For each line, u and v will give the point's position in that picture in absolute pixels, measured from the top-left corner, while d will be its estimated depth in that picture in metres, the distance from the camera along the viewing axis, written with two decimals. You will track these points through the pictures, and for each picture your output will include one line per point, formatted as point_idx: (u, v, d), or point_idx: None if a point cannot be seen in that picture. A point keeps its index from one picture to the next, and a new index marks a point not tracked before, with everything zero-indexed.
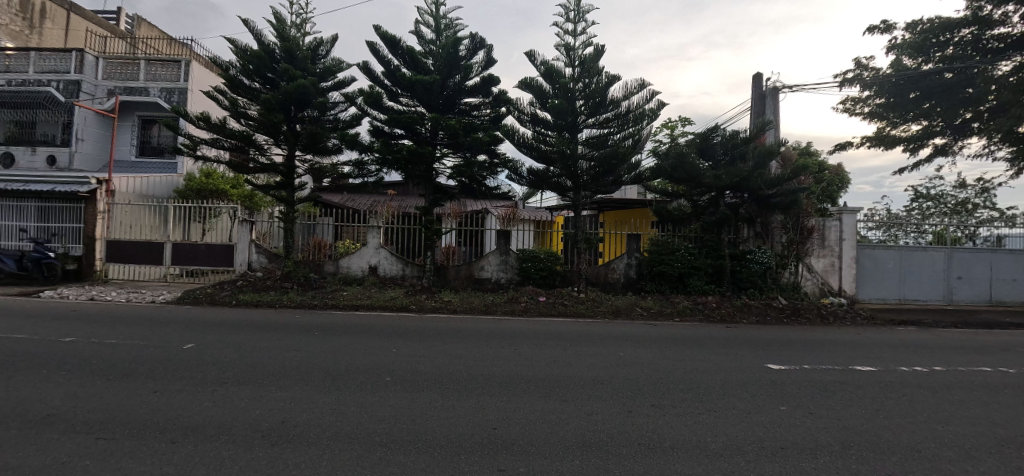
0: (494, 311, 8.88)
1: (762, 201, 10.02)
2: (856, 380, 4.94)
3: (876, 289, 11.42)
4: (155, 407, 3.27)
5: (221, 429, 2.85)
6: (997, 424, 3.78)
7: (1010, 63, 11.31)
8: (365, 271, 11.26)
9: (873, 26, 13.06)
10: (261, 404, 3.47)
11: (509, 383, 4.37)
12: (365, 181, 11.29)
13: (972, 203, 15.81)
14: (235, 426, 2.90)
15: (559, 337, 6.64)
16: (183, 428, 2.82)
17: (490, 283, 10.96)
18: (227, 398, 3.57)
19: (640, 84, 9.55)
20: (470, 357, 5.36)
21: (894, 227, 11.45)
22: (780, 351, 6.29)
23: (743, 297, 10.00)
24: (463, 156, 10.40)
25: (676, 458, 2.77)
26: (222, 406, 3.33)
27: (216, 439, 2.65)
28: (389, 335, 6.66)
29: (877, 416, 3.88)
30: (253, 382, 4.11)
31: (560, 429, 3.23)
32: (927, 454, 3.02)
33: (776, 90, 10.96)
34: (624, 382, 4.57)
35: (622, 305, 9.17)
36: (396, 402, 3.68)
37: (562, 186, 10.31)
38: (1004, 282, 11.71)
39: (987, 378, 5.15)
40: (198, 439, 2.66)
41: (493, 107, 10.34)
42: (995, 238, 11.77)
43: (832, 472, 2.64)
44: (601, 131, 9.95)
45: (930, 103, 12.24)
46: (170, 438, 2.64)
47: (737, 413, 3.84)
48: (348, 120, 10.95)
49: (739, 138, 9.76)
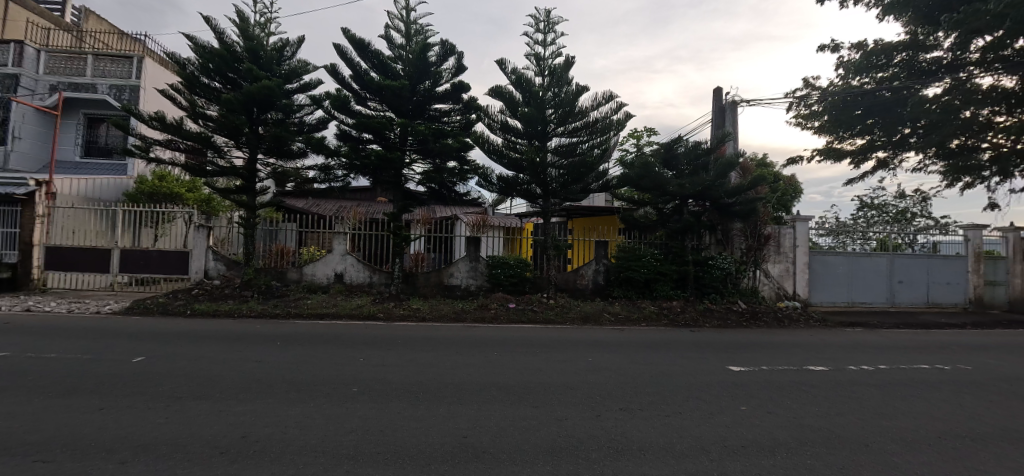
0: (464, 318, 8.79)
1: (722, 209, 10.40)
2: (811, 380, 5.19)
3: (827, 293, 12.08)
4: (103, 425, 3.04)
5: (176, 446, 2.68)
6: (934, 417, 4.08)
7: (941, 85, 12.24)
8: (330, 278, 10.93)
9: (823, 45, 13.96)
10: (221, 419, 3.29)
11: (480, 391, 4.34)
12: (331, 186, 10.93)
13: (911, 212, 17.13)
14: (192, 443, 2.74)
15: (530, 344, 6.66)
16: (133, 448, 2.63)
17: (460, 290, 10.84)
18: (182, 414, 3.37)
19: (607, 94, 9.71)
20: (442, 366, 5.28)
21: (842, 234, 12.27)
22: (743, 353, 6.56)
23: (706, 302, 10.39)
24: (433, 163, 10.29)
25: (645, 461, 2.84)
26: (176, 423, 3.13)
27: (171, 458, 2.50)
28: (357, 344, 6.47)
29: (831, 413, 4.11)
30: (211, 396, 3.89)
31: (531, 435, 3.23)
32: (875, 451, 3.23)
33: (736, 104, 11.48)
34: (595, 387, 4.61)
35: (591, 312, 9.28)
36: (365, 413, 3.58)
37: (531, 194, 10.38)
38: (940, 286, 12.66)
39: (925, 375, 5.57)
40: (150, 458, 2.48)
41: (463, 114, 10.29)
42: (932, 244, 12.79)
43: (789, 470, 2.83)
44: (570, 140, 10.11)
45: (871, 120, 13.23)
46: (120, 459, 2.45)
47: (702, 414, 3.95)
48: (314, 123, 10.67)
49: (700, 149, 10.08)
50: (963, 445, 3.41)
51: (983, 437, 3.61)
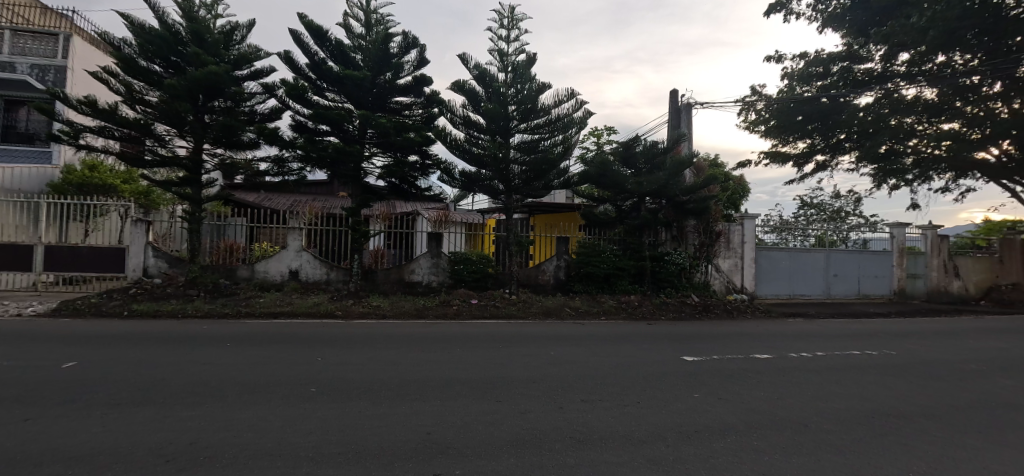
0: (426, 315, 8.68)
1: (678, 207, 10.82)
2: (758, 367, 5.53)
3: (772, 286, 12.88)
4: (29, 438, 2.77)
5: (116, 456, 2.49)
6: (864, 398, 4.47)
7: (872, 95, 13.32)
8: (284, 275, 10.47)
9: (769, 56, 14.85)
10: (167, 425, 3.08)
11: (443, 387, 4.32)
12: (285, 179, 10.45)
13: (845, 211, 18.59)
14: (134, 452, 2.56)
15: (493, 339, 6.70)
16: (66, 459, 2.42)
17: (422, 286, 10.69)
18: (121, 421, 3.13)
19: (568, 92, 9.84)
20: (404, 363, 5.21)
21: (785, 232, 13.11)
22: (696, 343, 6.89)
23: (662, 296, 10.81)
24: (393, 156, 10.05)
25: (606, 449, 2.94)
26: (115, 431, 2.91)
27: (110, 468, 2.32)
28: (313, 343, 6.26)
29: (776, 397, 4.40)
30: (155, 402, 3.64)
31: (495, 429, 3.26)
32: (813, 432, 3.50)
33: (690, 107, 11.98)
34: (557, 380, 4.70)
35: (552, 306, 9.43)
36: (324, 413, 3.47)
37: (494, 190, 10.39)
38: (869, 279, 13.81)
39: (856, 360, 6.09)
40: (86, 470, 2.29)
41: (425, 107, 10.12)
42: (862, 241, 13.95)
43: (739, 452, 3.02)
44: (532, 137, 10.15)
45: (813, 125, 14.19)
46: (50, 473, 2.24)
47: (659, 403, 4.12)
48: (267, 113, 10.16)
49: (657, 149, 10.43)
50: (889, 424, 3.75)
51: (904, 415, 4.00)
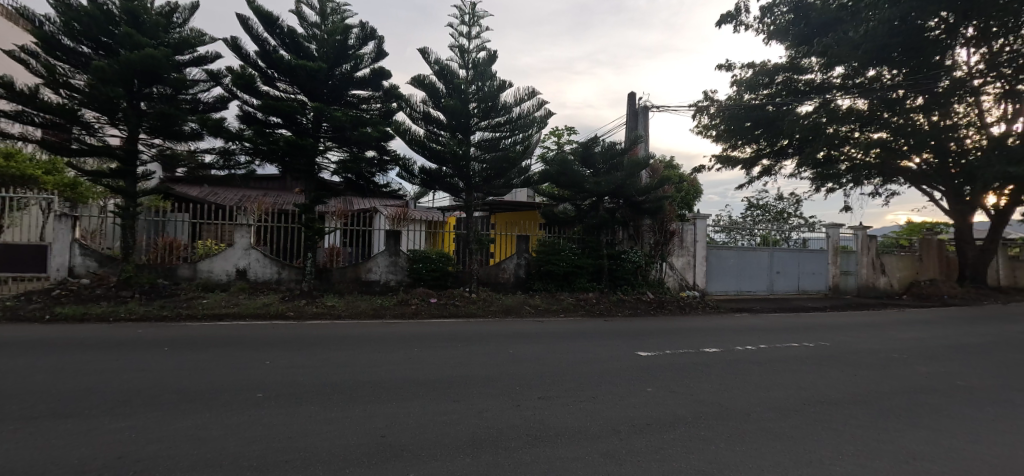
0: (383, 315, 8.48)
1: (635, 206, 11.15)
2: (706, 361, 5.80)
3: (721, 283, 13.56)
4: None
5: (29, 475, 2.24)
6: (801, 387, 4.78)
7: (812, 104, 14.37)
8: (231, 275, 9.89)
9: (720, 64, 15.60)
10: (92, 438, 2.83)
11: (399, 388, 4.22)
12: (232, 173, 9.92)
13: (787, 212, 19.87)
14: (51, 469, 2.32)
15: (452, 338, 6.63)
16: None
17: (379, 285, 10.42)
18: (37, 437, 2.83)
19: (529, 92, 9.89)
20: (358, 364, 5.05)
21: (733, 231, 13.82)
22: (650, 339, 7.13)
23: (619, 293, 11.12)
24: (350, 151, 9.73)
25: (561, 445, 2.98)
26: (29, 448, 2.62)
27: None
28: (260, 346, 5.93)
29: (723, 389, 4.62)
30: (78, 414, 3.32)
31: (452, 429, 3.22)
32: (756, 420, 3.70)
33: (647, 110, 12.39)
34: (515, 378, 4.72)
35: (512, 304, 9.47)
36: (271, 419, 3.30)
37: (454, 187, 10.31)
38: (807, 275, 14.82)
39: (794, 352, 6.51)
40: None
41: (384, 102, 9.86)
42: (802, 241, 14.95)
43: (687, 442, 3.15)
44: (493, 135, 10.13)
45: (759, 131, 15.09)
46: None
47: (614, 397, 4.22)
48: (212, 102, 9.56)
49: (616, 150, 10.69)
50: (823, 410, 4.04)
51: (835, 402, 4.32)
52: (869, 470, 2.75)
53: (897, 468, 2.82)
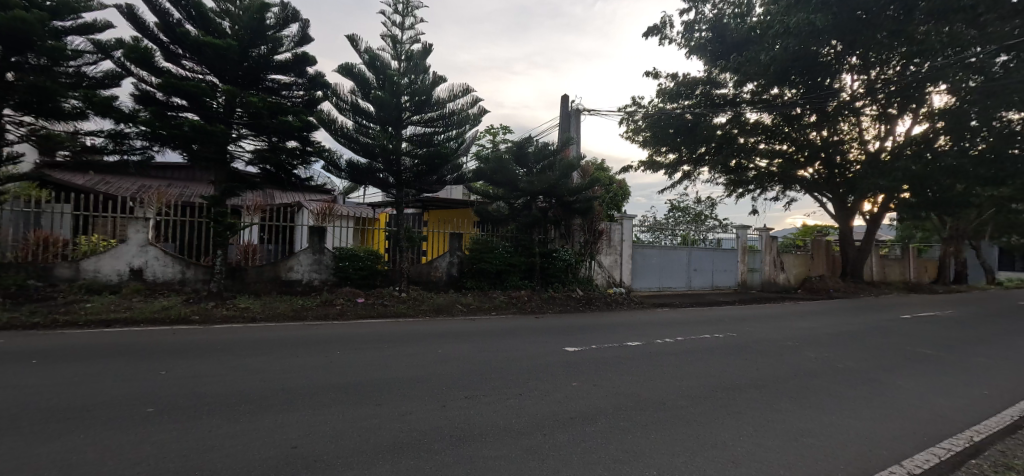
0: (304, 316, 7.97)
1: (565, 206, 11.49)
2: (627, 354, 6.13)
3: (645, 279, 14.44)
4: None
5: None
6: (710, 375, 5.21)
7: (725, 115, 15.97)
8: (123, 275, 8.75)
9: (647, 73, 16.59)
10: None
11: (315, 394, 3.97)
12: (125, 159, 8.84)
13: (703, 214, 21.75)
14: None
15: (379, 339, 6.39)
16: None
17: (301, 285, 9.78)
18: None
19: (464, 88, 9.80)
20: (272, 371, 4.67)
21: (656, 231, 14.76)
22: (577, 334, 7.38)
23: (550, 290, 11.43)
24: (268, 140, 9.03)
25: (486, 444, 2.98)
26: None
27: None
28: (154, 354, 5.28)
29: (642, 380, 4.90)
30: None
31: (373, 434, 3.09)
32: (669, 409, 3.96)
33: (579, 112, 12.80)
34: (442, 378, 4.66)
35: (444, 303, 9.36)
36: (163, 437, 2.94)
37: (384, 183, 10.00)
38: (720, 272, 16.25)
39: (704, 343, 7.09)
40: None
41: (308, 90, 9.28)
42: (716, 241, 16.33)
43: (607, 433, 3.29)
44: (426, 130, 9.94)
45: (680, 138, 16.41)
46: None
47: (541, 393, 4.31)
48: (100, 78, 8.37)
49: (548, 150, 10.92)
50: (727, 396, 4.42)
51: (737, 387, 4.76)
52: (764, 450, 3.04)
53: (784, 445, 3.16)
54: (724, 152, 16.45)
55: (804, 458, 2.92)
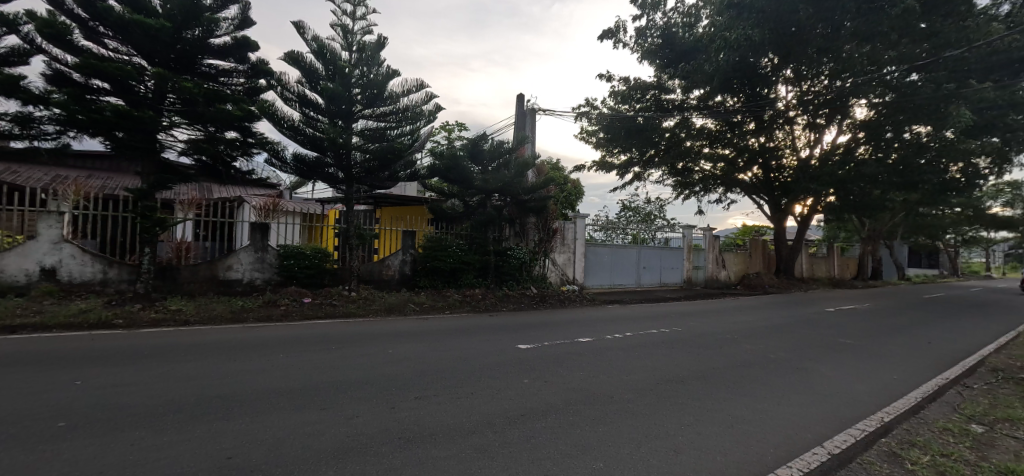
0: (245, 318, 7.54)
1: (520, 204, 11.61)
2: (577, 350, 6.31)
3: (597, 277, 14.89)
4: None
5: None
6: (654, 369, 5.47)
7: (673, 120, 16.81)
8: (32, 275, 7.87)
9: (602, 75, 17.11)
10: None
11: (255, 400, 3.77)
12: (37, 146, 7.94)
13: (652, 214, 22.73)
14: None
15: (326, 340, 6.17)
16: None
17: (241, 285, 9.24)
18: None
19: (418, 83, 9.63)
20: (207, 377, 4.38)
21: (608, 230, 15.27)
22: (529, 332, 7.50)
23: (504, 289, 11.53)
24: (203, 130, 8.43)
25: (435, 444, 2.97)
26: None
27: None
28: (67, 362, 4.79)
29: (591, 375, 5.06)
30: None
31: (318, 439, 2.99)
32: (615, 402, 4.12)
33: (534, 112, 12.96)
34: (392, 379, 4.57)
35: (396, 302, 9.19)
36: (76, 453, 2.67)
37: (333, 178, 9.65)
38: (667, 270, 17.04)
39: (649, 338, 7.42)
40: None
41: (250, 77, 8.77)
42: (664, 240, 17.11)
43: (556, 429, 3.37)
44: (378, 125, 9.69)
45: (632, 140, 17.14)
46: None
47: (491, 391, 4.35)
48: (5, 54, 7.46)
49: (504, 148, 10.89)
50: (670, 388, 4.66)
51: (678, 380, 5.02)
52: (701, 438, 3.24)
53: (721, 433, 3.39)
54: (670, 154, 17.33)
55: (737, 444, 3.15)
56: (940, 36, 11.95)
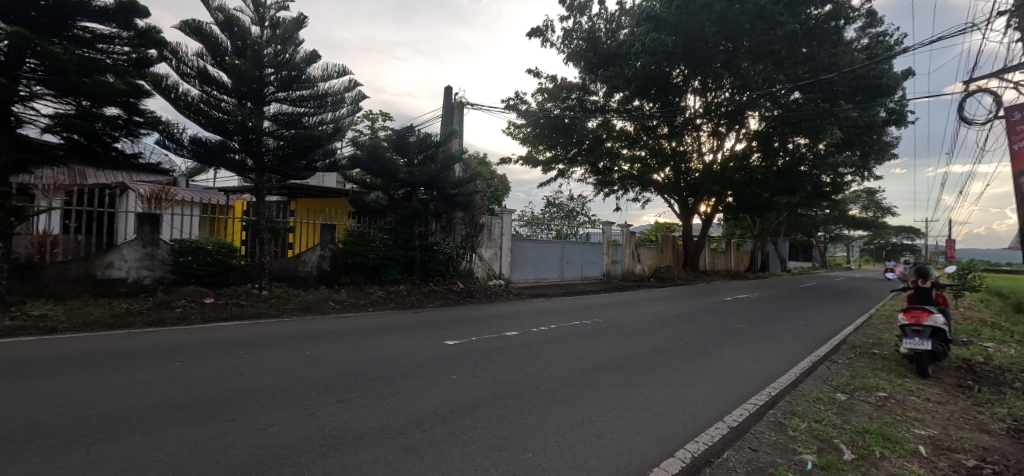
0: (130, 322, 6.57)
1: (448, 199, 11.42)
2: (505, 344, 6.42)
3: (523, 271, 15.24)
4: None
5: None
6: (577, 359, 5.75)
7: (596, 121, 17.71)
8: None
9: (530, 72, 17.48)
10: None
11: (145, 416, 3.29)
12: None
13: (575, 210, 23.79)
14: None
15: (233, 344, 5.60)
16: None
17: (125, 285, 8.00)
18: None
19: (340, 69, 9.05)
20: (80, 392, 3.73)
21: (534, 225, 15.71)
22: (457, 327, 7.47)
23: (430, 284, 11.34)
24: (76, 104, 7.18)
25: (362, 449, 2.83)
26: None
27: None
28: None
29: (518, 368, 5.17)
30: None
31: (226, 454, 2.70)
32: (542, 393, 4.26)
33: (462, 106, 12.86)
34: (311, 383, 4.27)
35: (313, 301, 8.61)
36: None
37: (240, 165, 8.75)
38: (588, 263, 17.96)
39: (572, 329, 7.80)
40: None
41: (138, 47, 7.61)
42: (586, 235, 17.99)
43: (486, 423, 3.41)
44: (294, 110, 8.95)
45: (557, 137, 18.03)
46: None
47: (419, 390, 4.26)
48: None
49: (430, 141, 10.75)
50: (591, 377, 4.93)
51: (600, 368, 5.33)
52: (623, 422, 3.48)
53: (639, 416, 3.66)
54: (593, 153, 18.33)
55: (654, 425, 3.43)
56: (816, 61, 13.97)
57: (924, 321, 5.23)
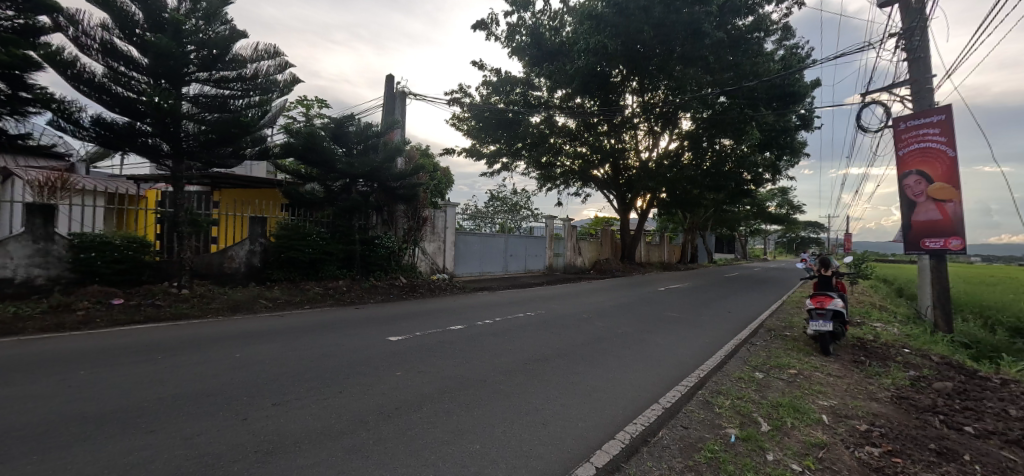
0: (16, 328, 5.70)
1: (390, 191, 11.06)
2: (450, 338, 6.38)
3: (466, 265, 15.19)
4: None
5: None
6: (521, 350, 5.85)
7: (540, 116, 18.02)
8: None
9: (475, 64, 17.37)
10: None
11: (39, 433, 2.88)
12: None
13: (518, 203, 24.08)
14: None
15: (147, 348, 5.06)
16: None
17: (11, 286, 6.91)
18: None
19: (271, 50, 8.41)
20: None
21: (478, 219, 15.70)
22: (400, 323, 7.30)
23: (371, 279, 10.96)
24: None
25: (301, 453, 2.69)
26: None
27: None
28: None
29: (464, 362, 5.17)
30: None
31: (142, 469, 2.43)
32: (490, 385, 4.30)
33: (405, 96, 12.47)
34: (242, 387, 3.98)
35: (242, 299, 8.00)
36: None
37: (154, 151, 7.87)
38: (532, 256, 18.29)
39: (516, 321, 7.93)
40: None
41: (25, 12, 6.59)
42: (529, 228, 18.34)
43: (433, 418, 3.38)
44: (218, 92, 8.19)
45: (500, 131, 18.21)
46: None
47: (363, 388, 4.12)
48: None
49: (371, 131, 10.37)
50: (537, 367, 5.04)
51: (544, 358, 5.47)
52: (569, 410, 3.60)
53: (583, 403, 3.81)
54: (536, 149, 18.67)
55: (597, 411, 3.59)
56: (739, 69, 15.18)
57: (826, 304, 5.93)
